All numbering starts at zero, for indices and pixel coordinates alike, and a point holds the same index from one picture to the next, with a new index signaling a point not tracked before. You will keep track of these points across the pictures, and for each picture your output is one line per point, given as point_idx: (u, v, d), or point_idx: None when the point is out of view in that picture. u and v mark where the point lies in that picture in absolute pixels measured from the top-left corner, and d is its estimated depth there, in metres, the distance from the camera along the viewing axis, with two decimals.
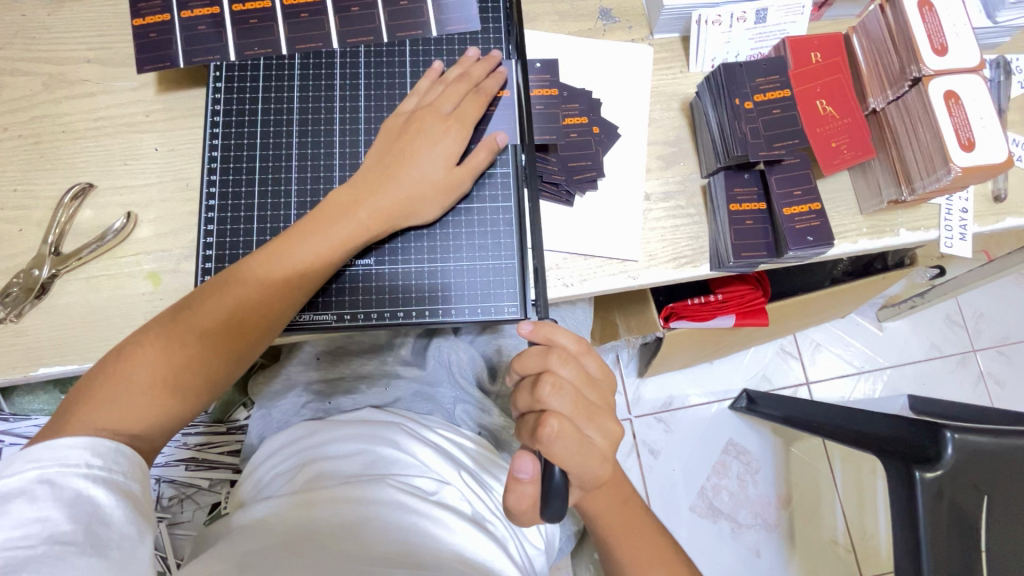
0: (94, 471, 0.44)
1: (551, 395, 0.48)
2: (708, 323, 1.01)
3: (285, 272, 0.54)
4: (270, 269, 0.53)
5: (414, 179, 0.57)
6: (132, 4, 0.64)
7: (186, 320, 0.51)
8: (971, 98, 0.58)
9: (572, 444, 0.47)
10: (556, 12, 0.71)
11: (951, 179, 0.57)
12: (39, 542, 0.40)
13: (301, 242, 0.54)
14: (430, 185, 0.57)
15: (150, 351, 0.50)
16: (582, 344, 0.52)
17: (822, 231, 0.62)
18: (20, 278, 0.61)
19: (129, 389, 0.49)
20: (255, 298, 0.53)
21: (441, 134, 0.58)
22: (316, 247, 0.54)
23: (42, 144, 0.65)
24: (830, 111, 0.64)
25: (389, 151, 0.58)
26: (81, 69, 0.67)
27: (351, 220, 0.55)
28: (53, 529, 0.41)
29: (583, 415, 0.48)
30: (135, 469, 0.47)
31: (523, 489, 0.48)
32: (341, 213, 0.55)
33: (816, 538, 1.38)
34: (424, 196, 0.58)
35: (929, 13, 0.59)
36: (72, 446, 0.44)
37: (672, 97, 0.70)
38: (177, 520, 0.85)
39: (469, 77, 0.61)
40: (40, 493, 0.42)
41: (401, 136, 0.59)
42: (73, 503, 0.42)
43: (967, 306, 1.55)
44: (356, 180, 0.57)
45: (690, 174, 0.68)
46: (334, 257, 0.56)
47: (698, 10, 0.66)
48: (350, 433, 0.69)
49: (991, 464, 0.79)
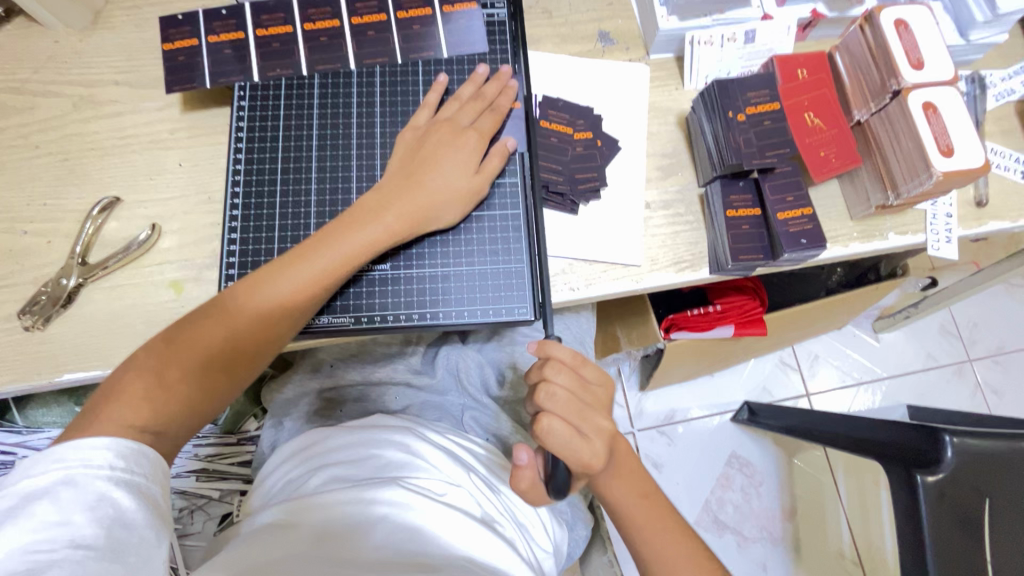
0: (116, 473, 0.45)
1: (543, 399, 0.52)
2: (708, 333, 1.04)
3: (308, 279, 0.56)
4: (293, 277, 0.55)
5: (437, 184, 0.60)
6: (162, 30, 0.68)
7: (208, 325, 0.53)
8: (949, 108, 0.62)
9: (568, 445, 0.51)
10: (558, 35, 0.76)
11: (933, 183, 0.61)
12: (61, 546, 0.41)
13: (324, 249, 0.57)
14: (452, 191, 0.61)
15: (182, 348, 0.52)
16: (579, 355, 0.55)
17: (814, 234, 0.66)
18: (47, 287, 0.63)
19: (160, 384, 0.51)
20: (280, 305, 0.55)
21: (461, 145, 0.62)
22: (339, 254, 0.57)
23: (71, 161, 0.68)
24: (818, 123, 0.68)
25: (410, 161, 0.61)
26: (110, 90, 0.71)
27: (375, 226, 0.58)
28: (75, 533, 0.41)
29: (577, 416, 0.53)
30: (155, 473, 0.48)
31: (522, 473, 0.56)
32: (364, 220, 0.58)
33: (822, 552, 1.38)
34: (444, 202, 0.61)
35: (905, 32, 0.64)
36: (95, 448, 0.45)
37: (668, 111, 0.74)
38: (187, 532, 0.87)
39: (485, 97, 0.65)
40: (63, 494, 0.42)
41: (423, 147, 0.62)
42: (94, 505, 0.43)
43: (961, 316, 1.58)
44: (383, 186, 0.60)
45: (688, 184, 0.71)
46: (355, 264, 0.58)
47: (691, 32, 0.71)
48: (359, 437, 0.70)
49: (990, 465, 0.81)
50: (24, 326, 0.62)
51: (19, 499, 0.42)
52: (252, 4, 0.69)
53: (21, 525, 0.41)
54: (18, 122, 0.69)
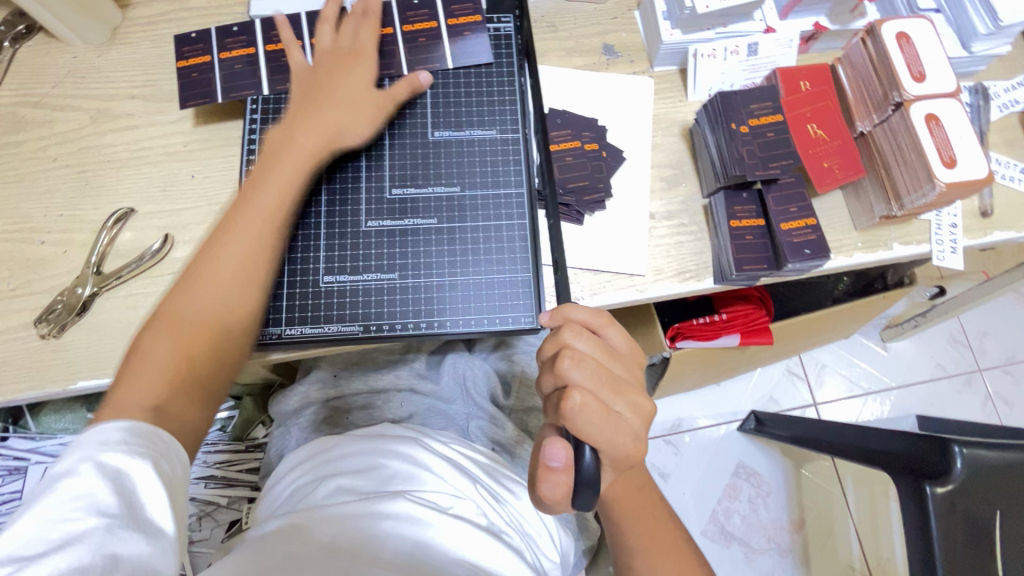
0: (132, 447, 0.44)
1: (570, 367, 0.50)
2: (712, 342, 1.04)
3: (242, 246, 0.56)
4: (251, 220, 0.57)
5: (343, 92, 0.64)
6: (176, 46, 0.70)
7: (186, 296, 0.54)
8: (952, 120, 0.63)
9: (599, 419, 0.49)
10: (563, 48, 0.77)
11: (937, 194, 0.62)
12: (85, 516, 0.39)
13: (243, 215, 0.57)
14: (349, 112, 0.64)
15: (165, 331, 0.52)
16: (602, 317, 0.55)
17: (818, 244, 0.66)
18: (64, 296, 0.65)
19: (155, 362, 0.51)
20: (226, 277, 0.55)
21: (350, 66, 0.65)
22: (257, 211, 0.58)
23: (88, 173, 0.70)
24: (821, 134, 0.68)
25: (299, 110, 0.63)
26: (126, 104, 0.73)
27: (294, 151, 0.60)
28: (98, 503, 0.40)
29: (606, 388, 0.51)
30: (170, 452, 0.46)
31: (557, 479, 0.48)
32: (270, 175, 0.59)
33: (832, 565, 1.36)
34: (347, 122, 0.63)
35: (906, 45, 0.65)
36: (112, 428, 0.44)
37: (672, 123, 0.75)
38: (194, 539, 0.84)
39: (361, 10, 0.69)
40: (84, 469, 0.41)
41: (321, 78, 0.64)
42: (115, 478, 0.41)
43: (970, 325, 1.57)
44: (291, 112, 0.63)
45: (692, 195, 0.72)
46: (278, 218, 0.59)
47: (694, 45, 0.72)
48: (365, 447, 0.71)
49: (999, 477, 0.80)
50: (40, 334, 0.63)
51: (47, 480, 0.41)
52: (262, 20, 0.71)
53: (47, 501, 0.40)
54: (37, 135, 0.71)
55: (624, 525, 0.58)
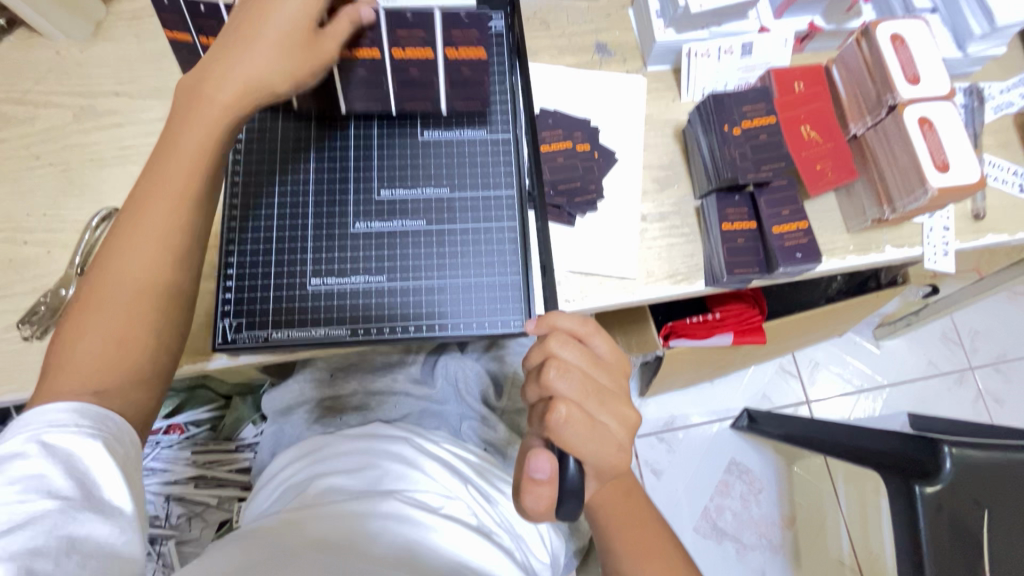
0: (84, 429, 0.45)
1: (556, 378, 0.50)
2: (705, 341, 1.04)
3: (152, 233, 0.50)
4: (156, 204, 0.50)
5: (275, 24, 0.49)
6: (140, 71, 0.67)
7: (101, 288, 0.49)
8: (944, 123, 0.62)
9: (584, 432, 0.49)
10: (555, 46, 0.76)
11: (928, 199, 0.61)
12: (38, 496, 0.41)
13: (148, 202, 0.50)
14: (271, 66, 0.50)
15: (82, 330, 0.48)
16: (587, 325, 0.54)
17: (809, 247, 0.66)
18: (47, 297, 0.64)
19: (77, 368, 0.47)
20: (131, 266, 0.49)
21: None
22: (163, 198, 0.50)
23: (72, 171, 0.69)
24: (815, 136, 0.68)
25: (211, 57, 0.50)
26: (110, 101, 0.71)
27: (206, 111, 0.50)
28: (48, 483, 0.41)
29: (591, 400, 0.50)
30: (123, 436, 0.47)
31: (540, 491, 0.48)
32: (172, 153, 0.50)
33: (821, 560, 1.38)
34: (256, 83, 0.50)
35: (900, 47, 0.64)
36: (59, 409, 0.45)
37: (665, 123, 0.74)
38: (185, 538, 0.86)
39: None
40: (33, 451, 0.42)
41: (254, 1, 0.50)
42: (65, 461, 0.43)
43: (962, 324, 1.57)
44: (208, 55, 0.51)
45: (684, 196, 0.72)
46: (191, 201, 0.51)
47: (688, 44, 0.71)
48: (356, 447, 0.71)
49: (988, 478, 0.80)
50: (23, 336, 0.63)
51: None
52: None
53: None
54: (19, 133, 0.70)
55: (610, 530, 0.59)
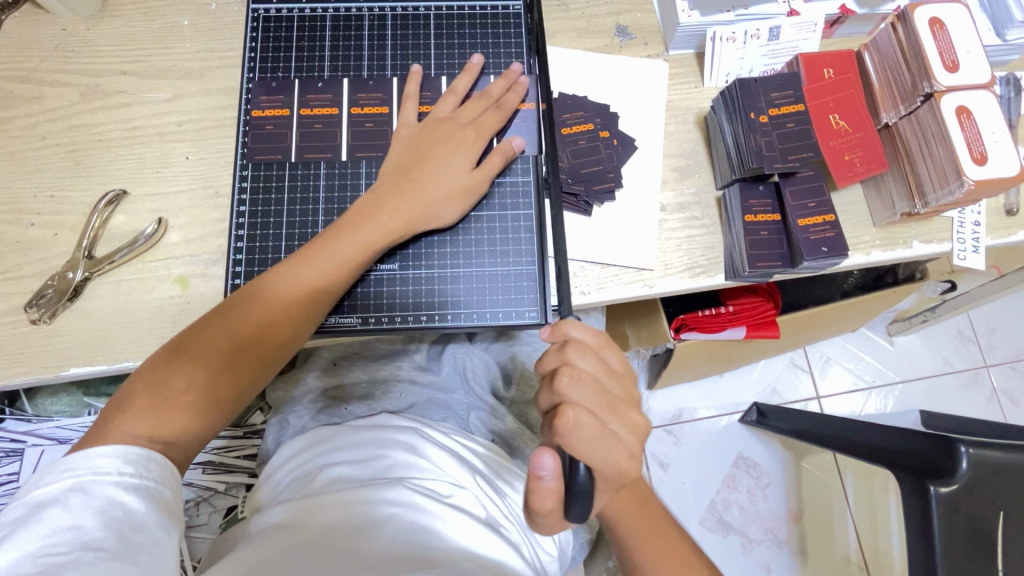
0: (126, 478, 0.44)
1: (568, 386, 0.50)
2: (718, 334, 1.02)
3: (276, 302, 0.54)
4: (301, 275, 0.55)
5: (437, 182, 0.59)
6: (246, 98, 0.67)
7: (223, 324, 0.52)
8: (983, 113, 0.60)
9: (593, 436, 0.49)
10: (574, 29, 0.73)
11: (963, 193, 0.59)
12: (72, 549, 0.40)
13: (323, 251, 0.56)
14: (451, 187, 0.59)
15: (182, 357, 0.51)
16: (602, 338, 0.54)
17: (836, 242, 0.63)
18: (54, 280, 0.63)
19: (162, 393, 0.49)
20: (281, 309, 0.54)
21: (459, 143, 0.61)
22: (337, 258, 0.56)
23: (78, 152, 0.67)
24: (843, 125, 0.65)
25: (386, 184, 0.59)
26: (118, 81, 0.70)
27: (371, 228, 0.57)
28: (85, 535, 0.40)
29: (603, 407, 0.51)
30: (166, 474, 0.46)
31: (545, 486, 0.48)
32: (353, 229, 0.57)
33: (828, 556, 1.37)
34: (443, 204, 0.59)
35: (939, 32, 0.61)
36: (104, 454, 0.44)
37: (687, 110, 0.72)
38: (193, 524, 0.86)
39: (490, 96, 0.64)
40: (74, 500, 0.41)
41: (422, 147, 0.61)
42: (104, 509, 0.42)
43: (979, 321, 1.54)
44: (403, 163, 0.60)
45: (706, 186, 0.69)
46: (345, 272, 0.56)
47: (713, 27, 0.68)
48: (364, 437, 0.70)
49: (1008, 480, 0.78)
50: (31, 319, 0.62)
51: (28, 508, 0.41)
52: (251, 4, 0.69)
53: (31, 532, 0.40)
54: (25, 112, 0.68)
55: (630, 538, 0.59)
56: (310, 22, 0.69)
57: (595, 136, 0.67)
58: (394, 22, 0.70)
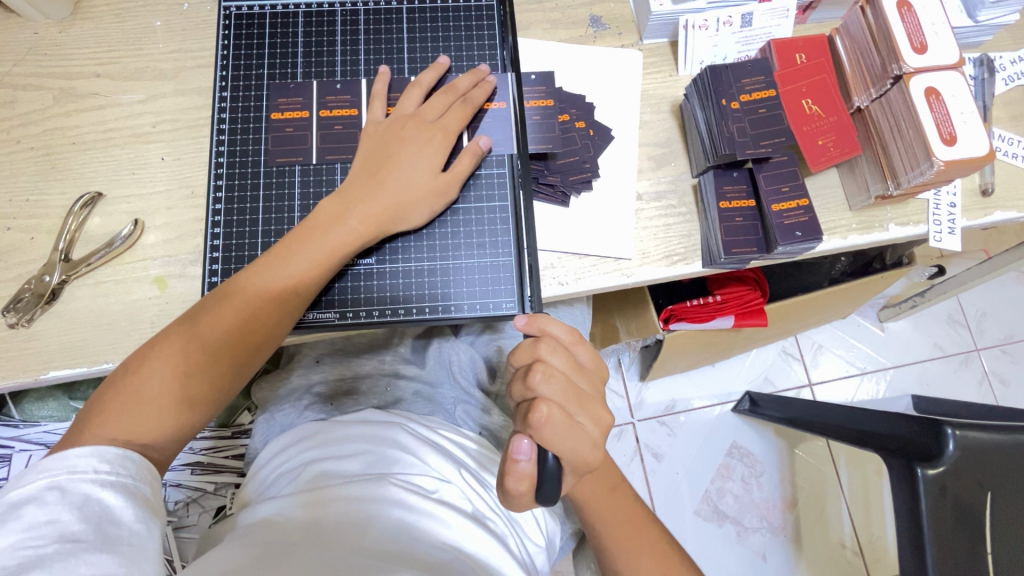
0: (103, 476, 0.44)
1: (541, 382, 0.50)
2: (706, 324, 1.02)
3: (250, 303, 0.54)
4: (272, 278, 0.55)
5: (404, 181, 0.59)
6: (219, 98, 0.67)
7: (200, 327, 0.53)
8: (952, 93, 0.60)
9: (561, 430, 0.49)
10: (548, 21, 0.73)
11: (934, 173, 0.59)
12: (51, 541, 0.39)
13: (295, 252, 0.56)
14: (420, 189, 0.59)
15: (158, 361, 0.51)
16: (575, 334, 0.54)
17: (810, 226, 0.64)
18: (31, 284, 0.63)
19: (141, 398, 0.49)
20: (256, 310, 0.54)
21: (425, 141, 0.61)
22: (309, 259, 0.56)
23: (53, 155, 0.67)
24: (816, 110, 0.65)
25: (355, 183, 0.59)
26: (91, 83, 0.70)
27: (342, 229, 0.57)
28: (64, 528, 0.40)
29: (572, 402, 0.51)
30: (144, 472, 0.47)
31: (521, 469, 0.50)
32: (325, 231, 0.57)
33: (822, 542, 1.37)
34: (413, 203, 0.60)
35: (908, 13, 0.61)
36: (80, 454, 0.44)
37: (662, 99, 0.72)
38: (183, 524, 0.88)
39: (457, 90, 0.63)
40: (50, 498, 0.41)
41: (387, 144, 0.60)
42: (82, 504, 0.42)
43: (969, 305, 1.55)
44: (369, 159, 0.60)
45: (681, 175, 0.69)
46: (320, 272, 0.57)
47: (685, 15, 0.68)
48: (351, 434, 0.70)
49: (994, 460, 0.78)
50: (8, 324, 0.61)
51: (4, 508, 0.41)
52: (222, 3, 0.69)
53: (7, 527, 0.39)
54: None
55: (603, 526, 0.60)
56: (282, 20, 0.69)
57: (570, 127, 0.67)
58: (367, 18, 0.69)
